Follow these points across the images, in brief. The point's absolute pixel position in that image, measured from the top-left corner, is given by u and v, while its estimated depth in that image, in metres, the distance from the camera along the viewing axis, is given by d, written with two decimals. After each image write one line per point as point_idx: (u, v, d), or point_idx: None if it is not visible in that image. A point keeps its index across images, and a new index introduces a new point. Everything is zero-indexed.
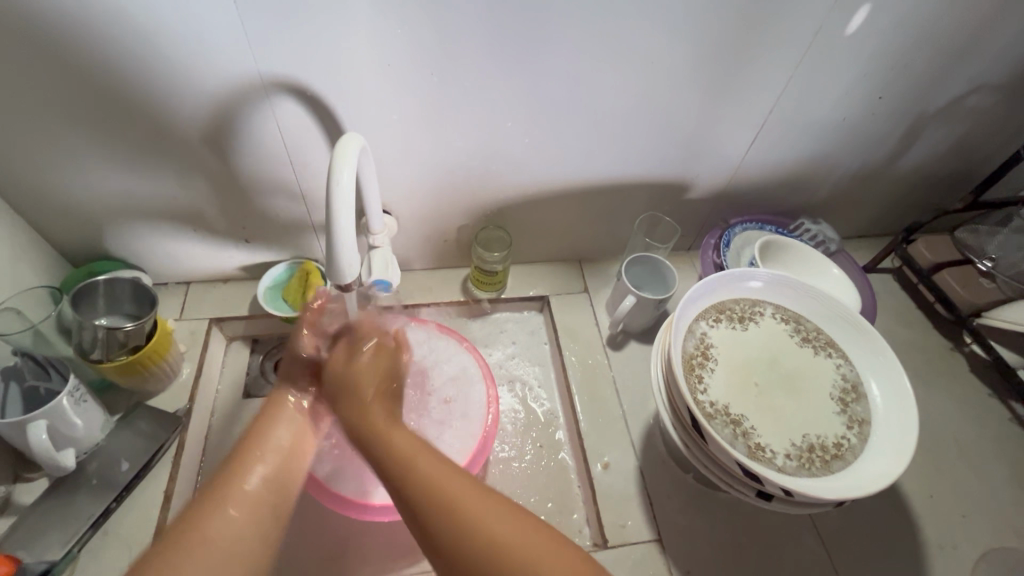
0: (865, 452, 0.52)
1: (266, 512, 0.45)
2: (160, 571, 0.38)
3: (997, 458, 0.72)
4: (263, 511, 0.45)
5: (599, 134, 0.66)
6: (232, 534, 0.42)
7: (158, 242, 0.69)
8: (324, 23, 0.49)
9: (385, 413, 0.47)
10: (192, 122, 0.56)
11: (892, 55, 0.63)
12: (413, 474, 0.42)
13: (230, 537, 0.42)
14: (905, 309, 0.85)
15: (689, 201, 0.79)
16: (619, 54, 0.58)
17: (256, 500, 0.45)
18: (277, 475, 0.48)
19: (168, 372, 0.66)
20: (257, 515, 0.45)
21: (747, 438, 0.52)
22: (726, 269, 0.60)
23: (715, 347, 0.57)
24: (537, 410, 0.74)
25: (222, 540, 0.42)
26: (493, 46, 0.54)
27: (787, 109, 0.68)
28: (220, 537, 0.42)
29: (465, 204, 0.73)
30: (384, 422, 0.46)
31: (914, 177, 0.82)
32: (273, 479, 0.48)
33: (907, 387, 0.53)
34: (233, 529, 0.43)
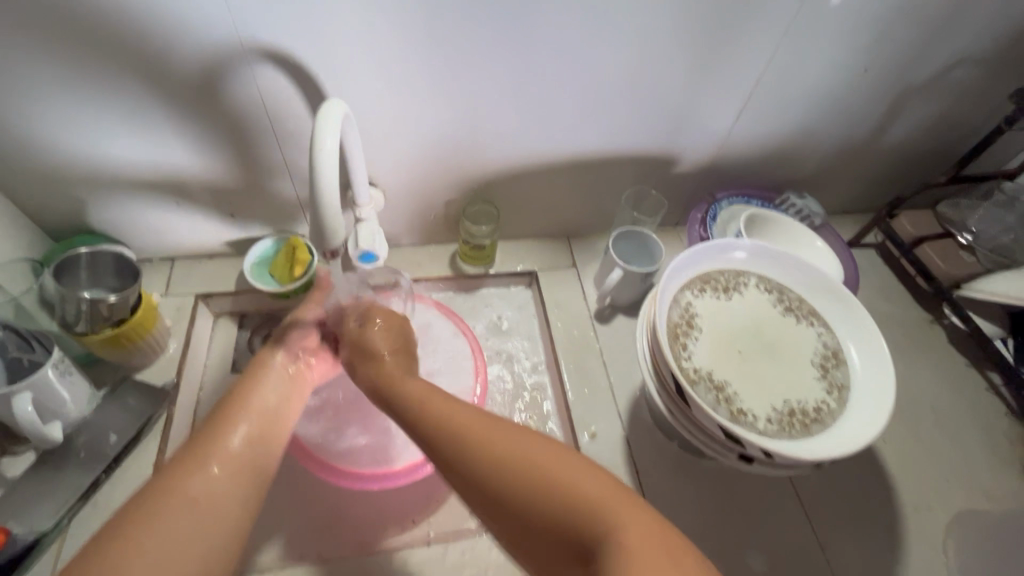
0: (843, 416, 0.53)
1: (246, 470, 0.49)
2: (143, 513, 0.42)
3: (971, 425, 0.74)
4: (244, 469, 0.48)
5: (586, 107, 0.66)
6: (215, 488, 0.46)
7: (142, 216, 0.68)
8: None
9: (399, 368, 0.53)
10: (172, 90, 0.55)
11: (878, 27, 0.63)
12: (435, 417, 0.46)
13: (212, 493, 0.45)
14: (887, 282, 0.87)
15: (677, 176, 0.79)
16: (606, 24, 0.57)
17: (237, 458, 0.49)
18: (258, 438, 0.51)
19: (155, 345, 0.66)
20: (236, 473, 0.48)
21: (729, 403, 0.53)
22: (712, 240, 0.61)
23: (700, 316, 0.58)
24: (526, 383, 0.75)
25: (205, 493, 0.45)
26: (478, 14, 0.54)
27: (774, 82, 0.68)
28: (202, 492, 0.45)
29: (453, 178, 0.72)
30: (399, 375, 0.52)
31: (898, 152, 0.83)
32: (253, 440, 0.51)
33: (884, 352, 0.55)
34: (215, 484, 0.46)
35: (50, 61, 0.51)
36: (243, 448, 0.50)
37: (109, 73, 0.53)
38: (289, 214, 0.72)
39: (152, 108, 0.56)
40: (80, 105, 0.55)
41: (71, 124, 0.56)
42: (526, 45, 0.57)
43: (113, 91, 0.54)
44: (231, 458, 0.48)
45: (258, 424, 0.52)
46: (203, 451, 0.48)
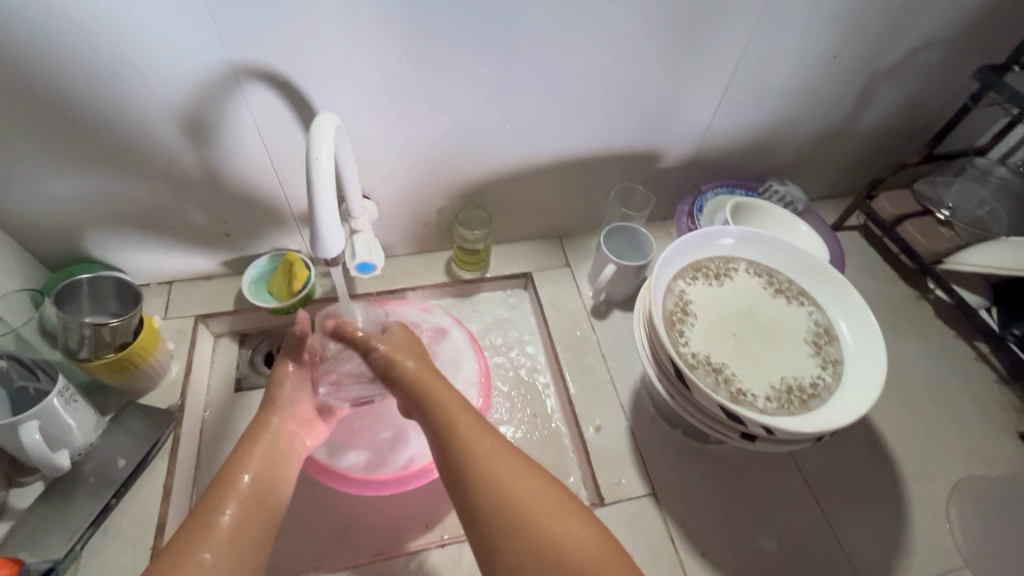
0: (839, 389, 0.55)
1: (257, 517, 0.47)
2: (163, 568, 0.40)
3: (964, 394, 0.76)
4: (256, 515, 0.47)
5: (570, 109, 0.68)
6: (231, 543, 0.44)
7: (137, 242, 0.69)
8: (292, 10, 0.50)
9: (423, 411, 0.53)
10: (162, 115, 0.56)
11: (843, 17, 0.66)
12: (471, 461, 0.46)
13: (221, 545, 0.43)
14: (872, 262, 0.89)
15: (662, 171, 0.81)
16: (583, 28, 0.59)
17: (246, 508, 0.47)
18: (262, 490, 0.49)
19: (158, 368, 0.66)
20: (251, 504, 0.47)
21: (728, 384, 0.54)
22: (700, 229, 0.62)
23: (693, 303, 0.60)
24: (529, 382, 0.76)
25: (221, 552, 0.43)
26: (462, 25, 0.55)
27: (749, 74, 0.70)
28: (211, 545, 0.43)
29: (444, 186, 0.74)
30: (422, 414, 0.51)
31: (873, 135, 0.85)
32: (258, 491, 0.49)
33: (875, 322, 0.56)
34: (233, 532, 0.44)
35: (39, 94, 0.51)
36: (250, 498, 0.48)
37: (97, 102, 0.53)
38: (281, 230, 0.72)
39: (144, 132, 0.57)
40: (70, 135, 0.55)
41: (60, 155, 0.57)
42: (508, 52, 0.59)
43: (102, 120, 0.55)
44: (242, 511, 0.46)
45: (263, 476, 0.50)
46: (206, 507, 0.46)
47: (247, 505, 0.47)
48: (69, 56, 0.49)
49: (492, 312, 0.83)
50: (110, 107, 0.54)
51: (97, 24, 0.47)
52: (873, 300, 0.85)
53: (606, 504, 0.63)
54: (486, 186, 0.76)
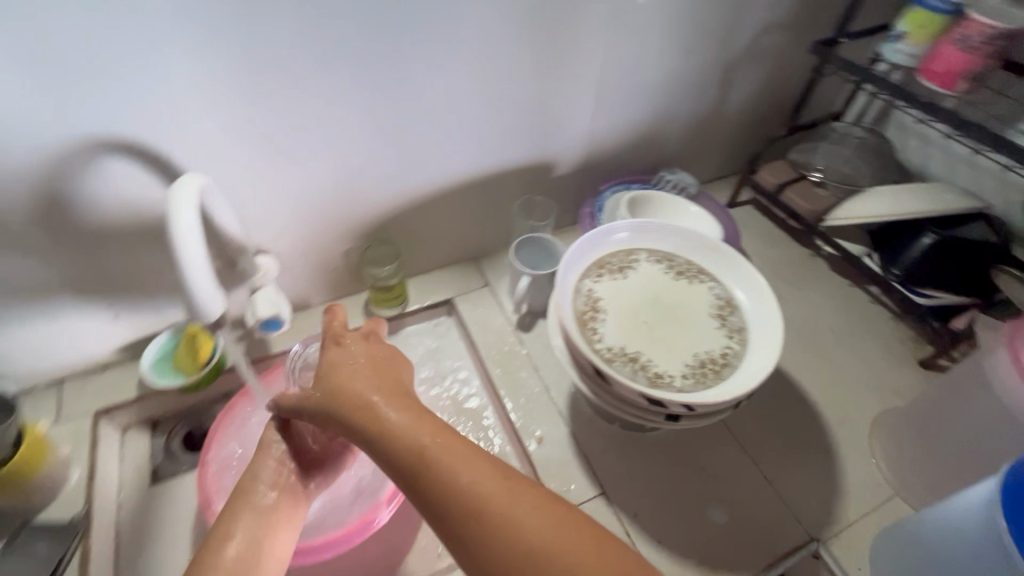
0: (747, 354, 0.58)
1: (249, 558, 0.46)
2: None
3: (867, 336, 0.82)
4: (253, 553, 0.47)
5: (453, 134, 0.69)
6: None
7: (10, 344, 0.62)
8: (134, 75, 0.48)
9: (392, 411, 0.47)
10: (12, 202, 0.52)
11: (687, 14, 0.72)
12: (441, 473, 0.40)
13: None
14: (767, 230, 0.96)
15: (559, 179, 0.84)
16: (447, 54, 0.60)
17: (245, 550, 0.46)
18: (258, 530, 0.48)
19: (55, 478, 0.60)
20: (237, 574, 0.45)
21: (646, 370, 0.56)
22: (596, 227, 0.65)
23: (603, 299, 0.62)
24: (467, 408, 0.75)
25: None
26: (325, 67, 0.55)
27: (616, 77, 0.74)
28: None
29: (344, 229, 0.72)
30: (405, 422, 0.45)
31: (743, 116, 0.92)
32: (249, 540, 0.47)
33: (765, 285, 0.60)
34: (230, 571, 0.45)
35: None
36: (247, 536, 0.47)
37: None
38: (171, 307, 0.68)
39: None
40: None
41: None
42: (376, 89, 0.59)
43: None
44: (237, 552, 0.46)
45: (260, 513, 0.49)
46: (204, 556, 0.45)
47: (238, 547, 0.46)
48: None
49: (420, 345, 0.82)
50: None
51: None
52: (774, 265, 0.91)
53: None
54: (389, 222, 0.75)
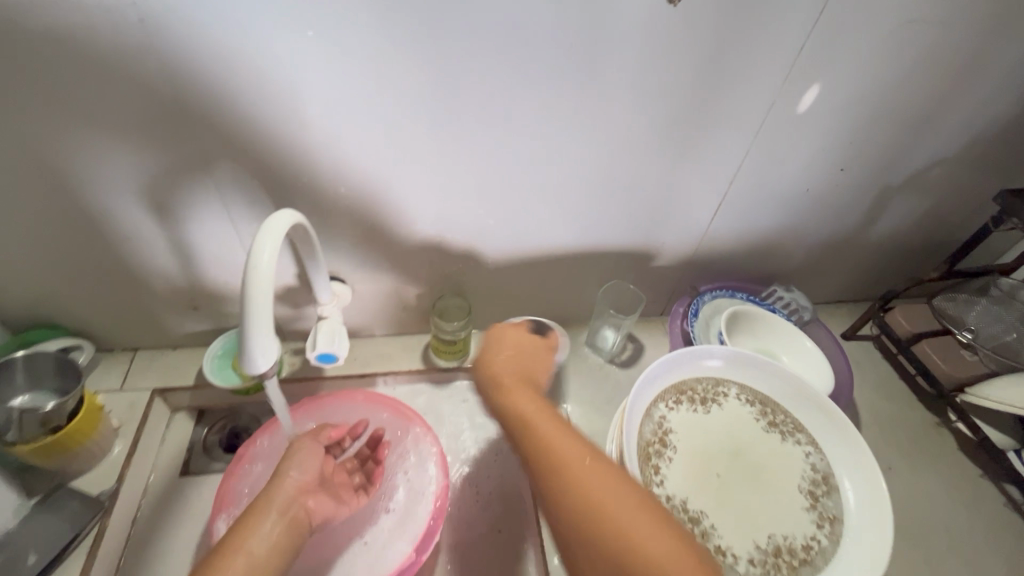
0: (835, 557, 0.47)
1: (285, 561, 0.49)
2: None
3: (991, 548, 0.67)
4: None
5: (558, 201, 0.65)
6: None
7: (97, 309, 0.66)
8: (258, 87, 0.48)
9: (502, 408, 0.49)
10: (136, 181, 0.54)
11: (853, 130, 0.63)
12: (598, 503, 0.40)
13: None
14: (886, 379, 0.82)
15: (657, 269, 0.77)
16: (572, 122, 0.56)
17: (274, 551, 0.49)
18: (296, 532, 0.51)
19: (99, 448, 0.62)
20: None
21: (706, 540, 0.47)
22: (685, 347, 0.57)
23: (674, 433, 0.54)
24: (497, 494, 0.69)
25: None
26: (441, 109, 0.53)
27: (748, 181, 0.67)
28: None
29: (422, 270, 0.70)
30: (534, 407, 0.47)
31: (888, 245, 0.80)
32: (279, 546, 0.49)
33: (855, 432, 0.52)
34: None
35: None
36: (272, 545, 0.49)
37: (50, 160, 0.51)
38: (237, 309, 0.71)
39: (111, 189, 0.54)
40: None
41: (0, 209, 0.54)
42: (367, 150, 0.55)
43: (42, 177, 0.52)
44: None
45: (288, 524, 0.51)
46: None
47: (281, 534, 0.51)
48: (14, 107, 0.46)
49: (456, 420, 0.75)
50: (67, 169, 0.52)
51: (56, 67, 0.44)
52: (886, 422, 0.78)
53: None
54: (468, 276, 0.73)
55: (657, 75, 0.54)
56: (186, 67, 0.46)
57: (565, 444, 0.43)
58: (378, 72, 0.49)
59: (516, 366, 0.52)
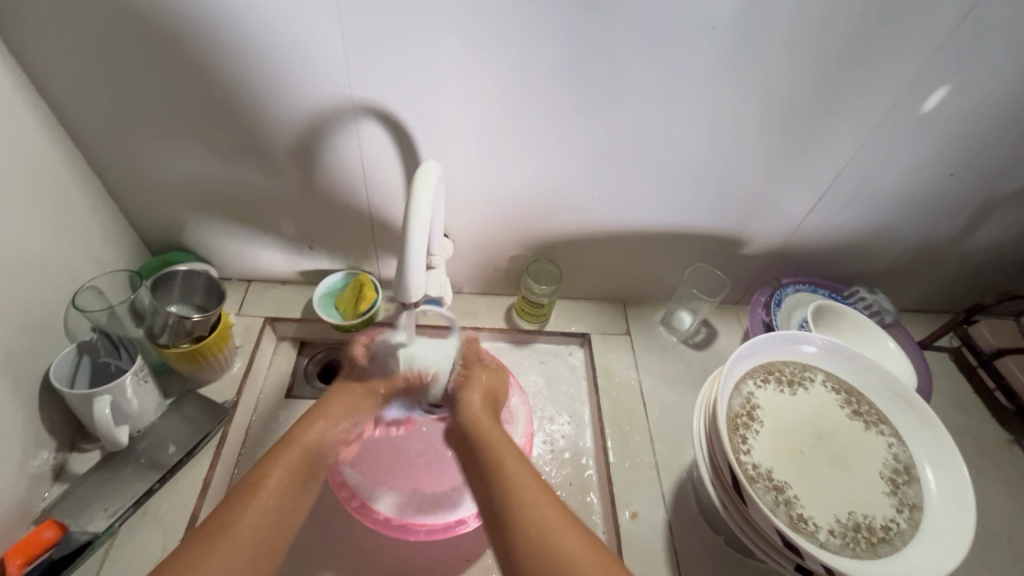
0: (915, 539, 0.49)
1: (284, 526, 0.49)
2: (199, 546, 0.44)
3: None
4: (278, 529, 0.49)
5: (662, 179, 0.67)
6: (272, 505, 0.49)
7: (226, 238, 0.73)
8: (413, 47, 0.52)
9: (489, 418, 0.56)
10: (290, 122, 0.59)
11: (971, 136, 0.63)
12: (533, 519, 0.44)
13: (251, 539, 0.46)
14: (961, 391, 0.82)
15: (744, 256, 0.79)
16: (689, 105, 0.59)
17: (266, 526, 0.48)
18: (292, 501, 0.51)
19: (224, 363, 0.69)
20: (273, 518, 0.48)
21: (789, 507, 0.50)
22: (778, 331, 0.60)
23: (761, 408, 0.56)
24: (568, 450, 0.73)
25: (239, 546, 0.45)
26: (570, 81, 0.56)
27: (854, 178, 0.68)
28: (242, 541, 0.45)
29: (519, 235, 0.74)
30: (488, 424, 0.55)
31: (983, 257, 0.79)
32: (275, 520, 0.48)
33: (941, 427, 0.54)
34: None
35: (175, 95, 0.56)
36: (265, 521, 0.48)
37: (223, 96, 0.56)
38: (346, 253, 0.76)
39: (263, 129, 0.60)
40: (178, 110, 0.58)
41: (172, 137, 0.60)
42: (475, 105, 0.58)
43: (213, 111, 0.58)
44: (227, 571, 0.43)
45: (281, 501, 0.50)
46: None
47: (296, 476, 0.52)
48: (208, 45, 0.52)
49: (533, 378, 0.80)
50: (235, 107, 0.57)
51: (245, 13, 0.49)
52: (959, 433, 0.78)
53: None
54: (561, 244, 0.76)
55: (782, 67, 0.55)
56: (358, 20, 0.50)
57: (513, 466, 0.50)
58: (502, 31, 0.52)
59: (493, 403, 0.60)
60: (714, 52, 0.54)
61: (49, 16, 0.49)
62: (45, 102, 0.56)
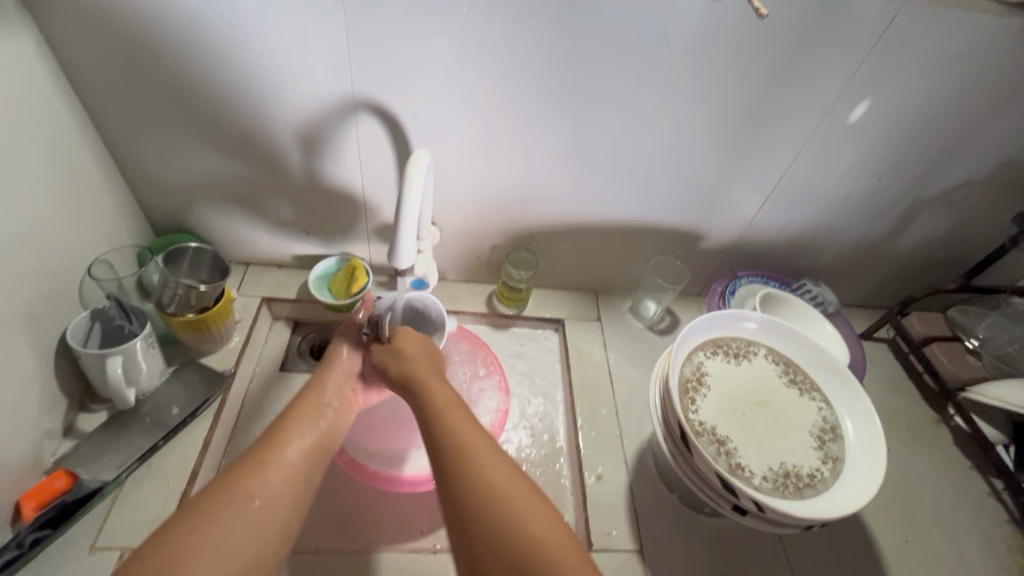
0: (836, 485, 0.57)
1: (320, 459, 0.52)
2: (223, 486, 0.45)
3: (971, 527, 0.75)
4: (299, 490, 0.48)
5: (627, 176, 0.75)
6: (295, 466, 0.49)
7: (228, 222, 0.79)
8: (406, 52, 0.60)
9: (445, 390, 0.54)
10: (292, 115, 0.65)
11: (893, 145, 0.72)
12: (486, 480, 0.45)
13: (269, 493, 0.46)
14: (895, 375, 0.91)
15: (702, 250, 0.87)
16: (649, 110, 0.67)
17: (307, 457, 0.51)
18: (330, 439, 0.54)
19: (224, 335, 0.74)
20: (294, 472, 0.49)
21: (728, 456, 0.58)
22: (725, 310, 0.68)
23: (709, 376, 0.64)
24: (542, 422, 0.80)
25: (262, 497, 0.45)
26: (544, 87, 0.64)
27: (796, 179, 0.76)
28: (261, 493, 0.45)
29: (500, 226, 0.82)
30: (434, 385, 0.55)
31: (913, 255, 0.89)
32: (313, 451, 0.51)
33: (862, 392, 0.62)
34: (241, 531, 0.42)
35: (190, 87, 0.62)
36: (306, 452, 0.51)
37: (236, 94, 0.63)
38: (340, 239, 0.83)
39: (267, 120, 0.66)
40: (194, 105, 0.64)
41: (185, 130, 0.67)
42: (461, 104, 0.65)
43: (226, 108, 0.64)
44: (273, 490, 0.46)
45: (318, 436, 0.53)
46: (229, 512, 0.43)
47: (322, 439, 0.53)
48: (227, 48, 0.59)
49: (510, 358, 0.87)
50: (246, 104, 0.64)
51: (256, 14, 0.56)
52: (892, 413, 0.87)
53: (594, 550, 0.65)
54: (538, 234, 0.84)
55: (728, 79, 0.64)
56: (361, 28, 0.57)
57: (481, 449, 0.48)
58: (487, 41, 0.59)
59: (453, 397, 0.53)
60: (670, 64, 0.62)
61: (83, 13, 0.55)
62: (74, 93, 0.62)
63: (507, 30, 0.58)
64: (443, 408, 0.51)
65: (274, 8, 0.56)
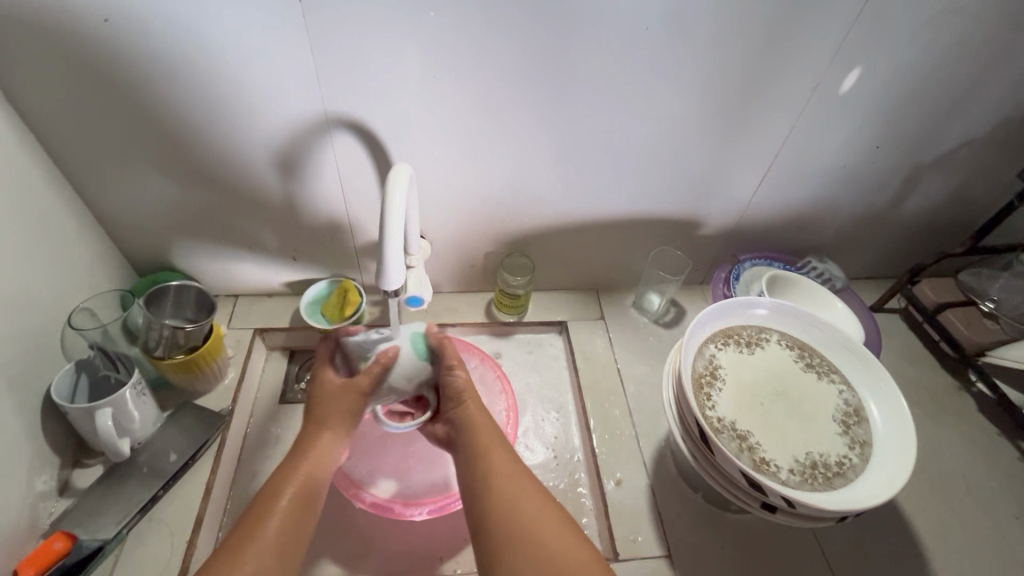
0: (864, 471, 0.55)
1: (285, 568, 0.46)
2: None
3: (1006, 496, 0.73)
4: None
5: (619, 169, 0.72)
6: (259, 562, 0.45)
7: (211, 254, 0.76)
8: (375, 63, 0.57)
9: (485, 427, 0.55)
10: (264, 139, 0.63)
11: (888, 111, 0.70)
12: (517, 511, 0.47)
13: None
14: (911, 346, 0.89)
15: (701, 237, 0.85)
16: (632, 101, 0.64)
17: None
18: (293, 540, 0.48)
19: (217, 373, 0.72)
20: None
21: (752, 452, 0.55)
22: (732, 298, 0.65)
23: (723, 368, 0.62)
24: (554, 429, 0.77)
25: None
26: (523, 85, 0.61)
27: (791, 155, 0.74)
28: None
29: (492, 231, 0.79)
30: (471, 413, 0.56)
31: (918, 220, 0.87)
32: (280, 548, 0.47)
33: (883, 371, 0.60)
34: None
35: (155, 120, 0.60)
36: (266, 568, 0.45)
37: (202, 124, 0.61)
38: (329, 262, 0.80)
39: (239, 147, 0.63)
40: (162, 140, 0.62)
41: (155, 165, 0.64)
42: (436, 112, 0.63)
43: (194, 137, 0.62)
44: None
45: (276, 547, 0.47)
46: None
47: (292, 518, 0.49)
48: (188, 77, 0.56)
49: (515, 367, 0.84)
50: (215, 132, 0.61)
51: (212, 39, 0.53)
52: (912, 385, 0.84)
53: (621, 560, 0.62)
54: (532, 237, 0.81)
55: (712, 61, 0.61)
56: (325, 45, 0.55)
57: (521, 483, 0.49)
58: (458, 46, 0.57)
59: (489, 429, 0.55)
60: (650, 50, 0.59)
61: (32, 53, 0.52)
62: (36, 140, 0.59)
63: (472, 31, 0.56)
64: (483, 444, 0.53)
65: (231, 32, 0.53)
